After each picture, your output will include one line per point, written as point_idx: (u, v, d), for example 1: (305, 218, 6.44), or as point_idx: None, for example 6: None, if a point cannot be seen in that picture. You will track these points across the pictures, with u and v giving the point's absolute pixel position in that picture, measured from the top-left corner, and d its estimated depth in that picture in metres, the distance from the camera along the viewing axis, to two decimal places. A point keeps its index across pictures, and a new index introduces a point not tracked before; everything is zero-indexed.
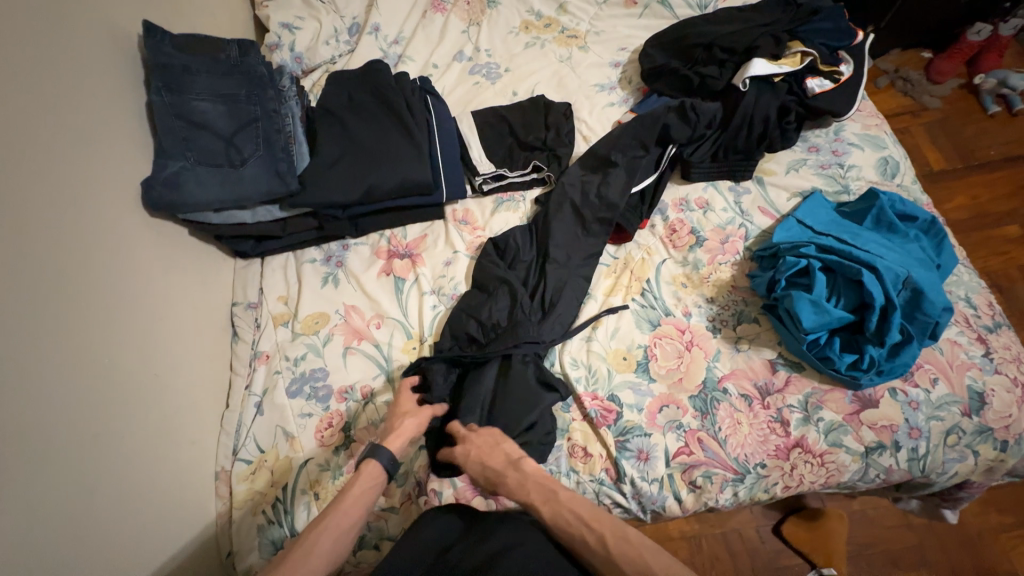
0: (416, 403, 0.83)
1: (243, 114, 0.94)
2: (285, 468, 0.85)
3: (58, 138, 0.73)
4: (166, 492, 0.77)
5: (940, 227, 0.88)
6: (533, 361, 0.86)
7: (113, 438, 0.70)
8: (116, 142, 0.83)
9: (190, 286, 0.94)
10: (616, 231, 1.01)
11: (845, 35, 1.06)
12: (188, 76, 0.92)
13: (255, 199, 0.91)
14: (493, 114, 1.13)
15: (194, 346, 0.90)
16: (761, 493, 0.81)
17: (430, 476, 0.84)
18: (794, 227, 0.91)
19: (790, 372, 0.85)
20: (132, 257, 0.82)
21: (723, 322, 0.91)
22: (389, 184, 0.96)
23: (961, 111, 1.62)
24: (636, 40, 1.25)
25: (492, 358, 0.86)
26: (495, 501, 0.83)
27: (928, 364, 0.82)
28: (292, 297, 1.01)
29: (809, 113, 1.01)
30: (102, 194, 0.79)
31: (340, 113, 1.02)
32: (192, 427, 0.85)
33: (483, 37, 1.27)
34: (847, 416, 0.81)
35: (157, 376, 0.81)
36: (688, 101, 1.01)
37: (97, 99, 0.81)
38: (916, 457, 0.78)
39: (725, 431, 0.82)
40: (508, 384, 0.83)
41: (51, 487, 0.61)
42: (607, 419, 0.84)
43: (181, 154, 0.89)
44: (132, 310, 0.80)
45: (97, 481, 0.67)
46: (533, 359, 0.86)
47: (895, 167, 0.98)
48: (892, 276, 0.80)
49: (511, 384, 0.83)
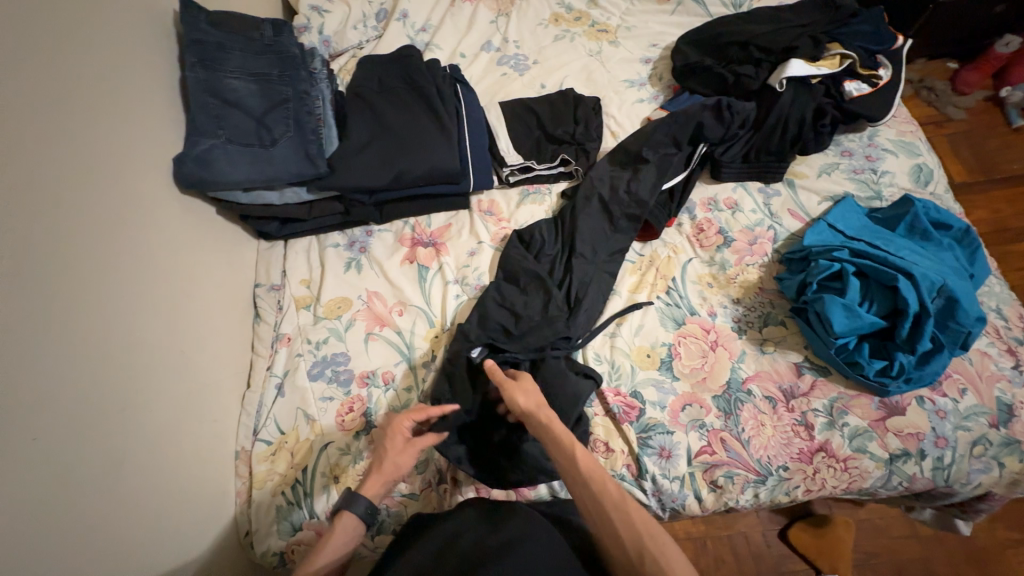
0: (406, 434, 0.76)
1: (275, 94, 0.94)
2: (307, 451, 0.85)
3: (96, 111, 0.73)
4: (189, 468, 0.77)
5: (974, 237, 0.87)
6: (564, 353, 0.87)
7: (140, 414, 0.71)
8: (150, 117, 0.83)
9: (216, 265, 0.93)
10: (643, 228, 1.00)
11: (885, 39, 1.05)
12: (222, 53, 0.92)
13: (284, 180, 0.91)
14: (522, 105, 1.12)
15: (219, 325, 0.90)
16: (782, 495, 0.81)
17: (451, 466, 0.85)
18: (825, 231, 0.90)
19: (815, 376, 0.84)
20: (163, 233, 0.82)
21: (749, 323, 0.90)
22: (419, 171, 0.96)
23: (985, 124, 1.61)
24: (668, 36, 1.24)
25: (524, 358, 0.85)
26: (517, 493, 0.84)
27: (957, 374, 0.81)
28: (316, 281, 1.00)
29: (845, 116, 1.00)
30: (136, 168, 0.79)
31: (370, 98, 1.02)
32: (215, 406, 0.85)
33: (512, 28, 1.27)
34: (873, 422, 0.80)
35: (182, 353, 0.81)
36: (725, 99, 1.00)
37: (133, 74, 0.81)
38: (941, 466, 0.78)
39: (748, 432, 0.82)
40: (548, 382, 0.82)
41: (80, 459, 0.61)
42: (630, 416, 0.84)
43: (213, 132, 0.89)
44: (161, 285, 0.80)
45: (125, 454, 0.67)
46: (564, 352, 0.87)
47: (929, 175, 0.97)
48: (928, 283, 0.79)
49: (551, 381, 0.82)
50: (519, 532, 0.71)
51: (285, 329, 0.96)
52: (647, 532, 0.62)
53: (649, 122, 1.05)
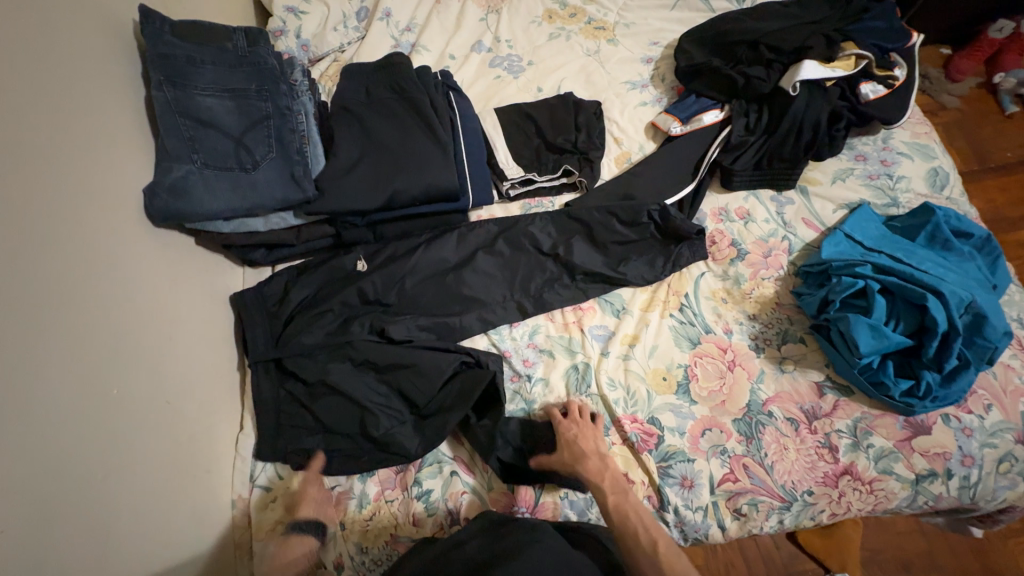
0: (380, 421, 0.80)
1: (253, 111, 0.86)
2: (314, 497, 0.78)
3: (54, 144, 0.64)
4: (181, 529, 0.71)
5: (995, 245, 0.84)
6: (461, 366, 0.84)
7: (128, 480, 0.64)
8: (118, 144, 0.75)
9: (201, 300, 0.86)
10: (665, 236, 0.93)
11: (899, 35, 0.99)
12: (194, 67, 0.83)
13: (269, 206, 0.84)
14: (518, 112, 1.05)
15: (206, 366, 0.83)
16: (807, 520, 0.78)
17: (462, 505, 0.78)
18: (843, 242, 0.86)
19: (838, 396, 0.81)
20: (140, 273, 0.75)
21: (767, 341, 0.87)
22: (415, 191, 0.89)
23: (978, 111, 1.58)
24: (669, 34, 1.18)
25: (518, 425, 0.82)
26: (539, 505, 0.79)
27: (982, 389, 0.79)
28: (302, 297, 0.92)
29: (859, 118, 0.97)
30: (108, 204, 0.72)
31: (358, 111, 0.94)
32: (209, 454, 0.79)
33: (504, 26, 1.19)
34: (898, 442, 0.78)
35: (169, 404, 0.74)
36: (723, 153, 0.98)
37: (93, 96, 0.72)
38: (967, 485, 0.76)
39: (771, 457, 0.79)
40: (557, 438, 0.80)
41: (64, 542, 0.55)
42: (648, 444, 0.80)
43: (187, 157, 0.81)
44: (142, 331, 0.72)
45: (112, 528, 0.61)
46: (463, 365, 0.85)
47: (945, 179, 0.94)
48: (956, 300, 0.76)
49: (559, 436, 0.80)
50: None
51: (292, 340, 0.87)
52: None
53: (665, 147, 1.00)
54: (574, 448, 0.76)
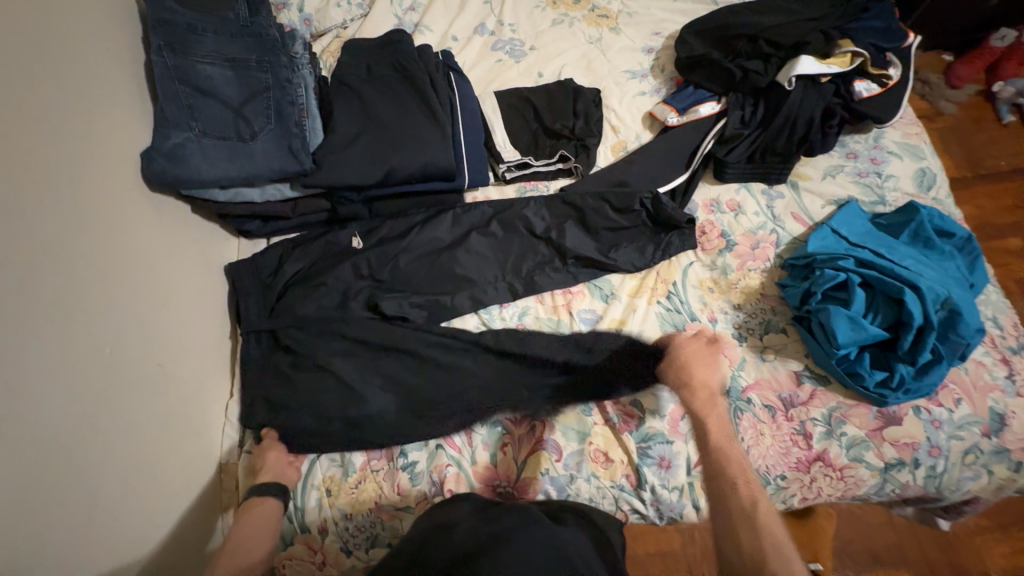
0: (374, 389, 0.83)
1: (253, 82, 0.86)
2: (264, 450, 0.80)
3: (51, 104, 0.65)
4: (170, 487, 0.73)
5: (975, 245, 0.86)
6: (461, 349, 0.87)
7: (119, 436, 0.66)
8: (114, 107, 0.76)
9: (196, 268, 0.87)
10: (658, 226, 0.95)
11: (896, 36, 1.00)
12: (194, 35, 0.84)
13: (265, 177, 0.84)
14: (518, 96, 1.06)
15: (198, 332, 0.85)
16: (778, 503, 0.81)
17: (446, 476, 0.80)
18: (829, 237, 0.88)
19: (815, 385, 0.84)
20: (135, 236, 0.76)
21: (749, 330, 0.89)
22: (411, 169, 0.90)
23: (974, 119, 1.60)
24: (671, 25, 1.18)
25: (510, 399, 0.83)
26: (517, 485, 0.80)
27: (953, 384, 0.81)
28: (296, 270, 0.92)
29: (853, 117, 0.98)
30: (104, 167, 0.73)
31: (357, 86, 0.95)
32: (199, 417, 0.81)
33: (508, 10, 1.19)
34: (870, 432, 0.80)
35: (160, 366, 0.75)
36: (717, 144, 1.00)
37: (87, 57, 0.73)
38: (933, 475, 0.79)
39: (747, 441, 0.81)
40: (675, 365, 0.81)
41: (54, 490, 0.57)
42: (629, 425, 0.82)
43: (185, 124, 0.82)
44: (136, 293, 0.74)
45: (101, 481, 0.62)
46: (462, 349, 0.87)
47: (932, 180, 0.96)
48: (933, 295, 0.78)
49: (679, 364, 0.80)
50: (544, 551, 0.62)
51: (286, 309, 0.88)
52: (770, 538, 0.63)
53: (660, 137, 1.01)
54: (688, 375, 0.79)
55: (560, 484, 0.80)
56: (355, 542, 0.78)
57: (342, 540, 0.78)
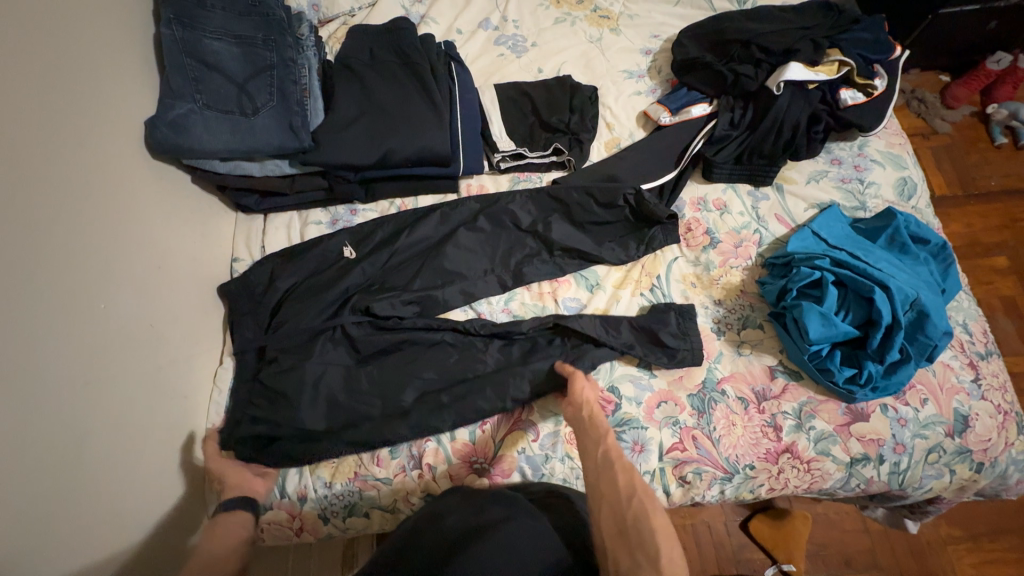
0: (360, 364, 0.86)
1: (258, 59, 0.89)
2: (245, 428, 0.81)
3: (60, 68, 0.68)
4: (154, 445, 0.75)
5: (949, 252, 0.89)
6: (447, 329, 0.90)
7: (106, 388, 0.68)
8: (121, 75, 0.79)
9: (192, 237, 0.90)
10: (646, 220, 0.97)
11: (884, 48, 1.03)
12: (203, 11, 0.87)
13: (265, 151, 0.87)
14: (516, 89, 1.09)
15: (191, 298, 0.87)
16: (746, 492, 0.84)
17: (425, 451, 0.82)
18: (809, 238, 0.91)
19: (787, 380, 0.86)
20: (133, 200, 0.78)
21: (728, 325, 0.91)
22: (408, 152, 0.93)
23: (968, 139, 1.63)
24: (670, 28, 1.21)
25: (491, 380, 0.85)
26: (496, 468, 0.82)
27: (920, 385, 0.84)
28: (288, 287, 0.92)
29: (838, 124, 1.01)
30: (108, 132, 0.75)
31: (360, 70, 0.97)
32: (187, 381, 0.83)
33: (512, 7, 1.22)
34: (838, 427, 0.83)
35: (152, 327, 0.78)
36: (707, 144, 1.03)
37: (97, 26, 0.75)
38: (897, 471, 0.82)
39: (719, 431, 0.83)
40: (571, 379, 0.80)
41: (42, 433, 0.59)
42: (606, 410, 0.85)
43: (190, 96, 0.85)
44: (130, 255, 0.76)
45: (88, 430, 0.65)
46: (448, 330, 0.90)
47: (913, 189, 0.99)
48: (902, 296, 0.81)
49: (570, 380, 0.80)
50: (509, 520, 0.64)
51: (280, 328, 0.88)
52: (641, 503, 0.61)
53: (653, 136, 1.04)
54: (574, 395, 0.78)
55: (533, 465, 0.82)
56: (333, 510, 0.80)
57: (321, 508, 0.80)
